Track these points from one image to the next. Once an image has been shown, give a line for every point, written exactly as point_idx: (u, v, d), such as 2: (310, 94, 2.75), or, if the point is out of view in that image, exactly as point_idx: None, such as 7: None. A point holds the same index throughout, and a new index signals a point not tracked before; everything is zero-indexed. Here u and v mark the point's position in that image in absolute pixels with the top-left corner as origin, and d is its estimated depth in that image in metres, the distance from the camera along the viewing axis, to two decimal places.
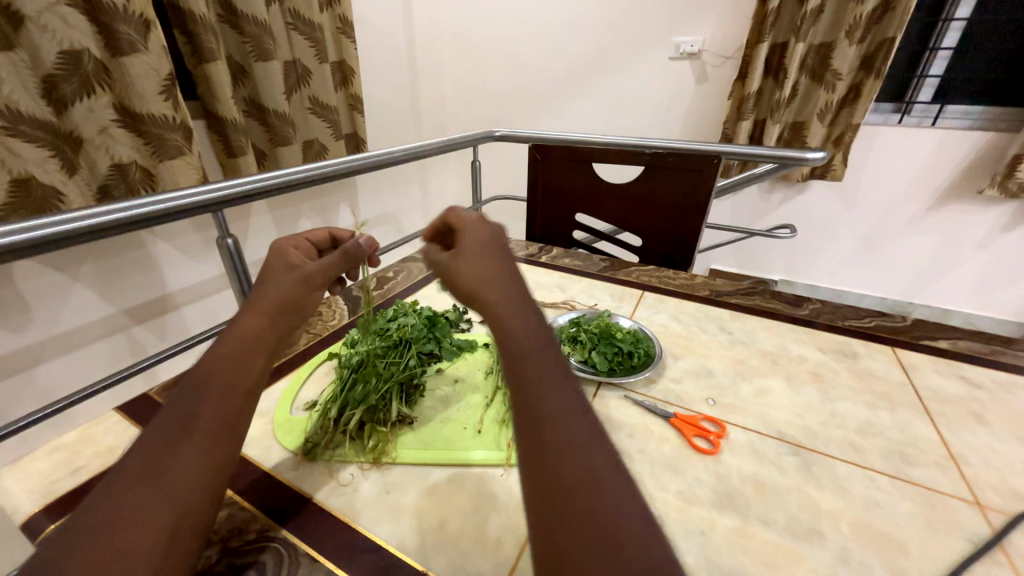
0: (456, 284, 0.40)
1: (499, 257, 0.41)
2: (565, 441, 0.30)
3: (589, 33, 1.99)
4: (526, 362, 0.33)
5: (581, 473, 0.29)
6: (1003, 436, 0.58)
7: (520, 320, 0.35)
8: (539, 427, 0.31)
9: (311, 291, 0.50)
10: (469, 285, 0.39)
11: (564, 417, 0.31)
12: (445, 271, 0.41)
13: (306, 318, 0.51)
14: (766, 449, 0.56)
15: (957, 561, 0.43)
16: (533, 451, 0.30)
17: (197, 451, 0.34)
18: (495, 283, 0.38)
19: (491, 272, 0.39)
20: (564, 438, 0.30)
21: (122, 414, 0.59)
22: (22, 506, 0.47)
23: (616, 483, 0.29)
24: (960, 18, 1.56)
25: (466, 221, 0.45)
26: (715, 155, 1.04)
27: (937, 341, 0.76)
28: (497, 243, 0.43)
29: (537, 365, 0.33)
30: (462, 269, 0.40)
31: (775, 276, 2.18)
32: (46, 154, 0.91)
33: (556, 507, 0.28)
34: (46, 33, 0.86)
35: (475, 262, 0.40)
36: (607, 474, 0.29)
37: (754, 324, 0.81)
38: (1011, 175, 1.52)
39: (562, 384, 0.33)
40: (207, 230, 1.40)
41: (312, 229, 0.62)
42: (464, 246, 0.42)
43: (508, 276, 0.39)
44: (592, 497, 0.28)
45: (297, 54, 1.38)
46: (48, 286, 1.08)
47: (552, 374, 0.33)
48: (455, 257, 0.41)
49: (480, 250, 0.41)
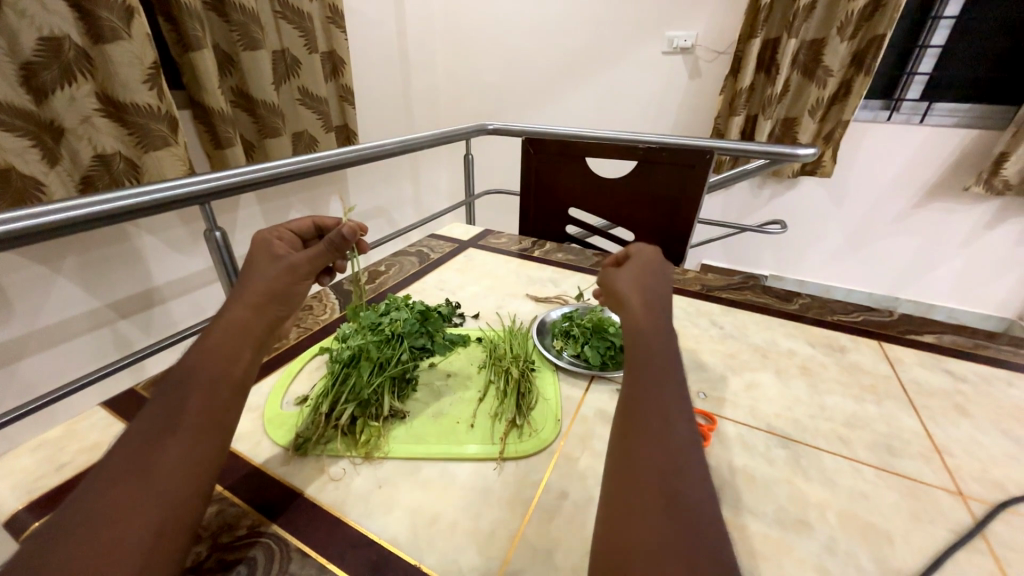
0: (613, 292, 0.51)
1: (658, 285, 0.50)
2: (648, 439, 0.35)
3: (583, 26, 1.98)
4: (643, 368, 0.40)
5: (664, 474, 0.33)
6: (985, 428, 0.60)
7: (652, 326, 0.44)
8: (637, 425, 0.36)
9: (297, 282, 0.49)
10: (619, 291, 0.50)
11: (660, 424, 0.36)
12: (607, 280, 0.53)
13: (293, 309, 0.50)
14: (755, 441, 0.56)
15: (941, 550, 0.44)
16: (624, 442, 0.36)
17: (184, 445, 0.34)
18: (641, 295, 0.48)
19: (642, 288, 0.49)
20: (644, 434, 0.35)
21: (109, 409, 0.58)
22: (4, 503, 0.46)
23: (694, 483, 0.32)
24: (949, 16, 1.57)
25: (640, 252, 0.56)
26: (708, 150, 1.04)
27: (922, 335, 0.78)
28: (660, 274, 0.52)
29: (648, 375, 0.40)
30: (621, 283, 0.50)
31: (765, 271, 2.20)
32: (26, 143, 0.89)
33: (626, 495, 0.32)
34: (25, 19, 0.83)
35: (634, 280, 0.50)
36: (688, 472, 0.33)
37: (745, 318, 0.82)
38: (996, 172, 1.55)
39: (667, 391, 0.38)
40: (194, 222, 1.37)
41: (295, 219, 0.60)
42: (633, 270, 0.52)
43: (657, 298, 0.48)
44: (668, 495, 0.31)
45: (285, 43, 1.35)
46: (30, 280, 1.05)
47: (649, 383, 0.39)
48: (617, 272, 0.53)
49: (643, 273, 0.51)
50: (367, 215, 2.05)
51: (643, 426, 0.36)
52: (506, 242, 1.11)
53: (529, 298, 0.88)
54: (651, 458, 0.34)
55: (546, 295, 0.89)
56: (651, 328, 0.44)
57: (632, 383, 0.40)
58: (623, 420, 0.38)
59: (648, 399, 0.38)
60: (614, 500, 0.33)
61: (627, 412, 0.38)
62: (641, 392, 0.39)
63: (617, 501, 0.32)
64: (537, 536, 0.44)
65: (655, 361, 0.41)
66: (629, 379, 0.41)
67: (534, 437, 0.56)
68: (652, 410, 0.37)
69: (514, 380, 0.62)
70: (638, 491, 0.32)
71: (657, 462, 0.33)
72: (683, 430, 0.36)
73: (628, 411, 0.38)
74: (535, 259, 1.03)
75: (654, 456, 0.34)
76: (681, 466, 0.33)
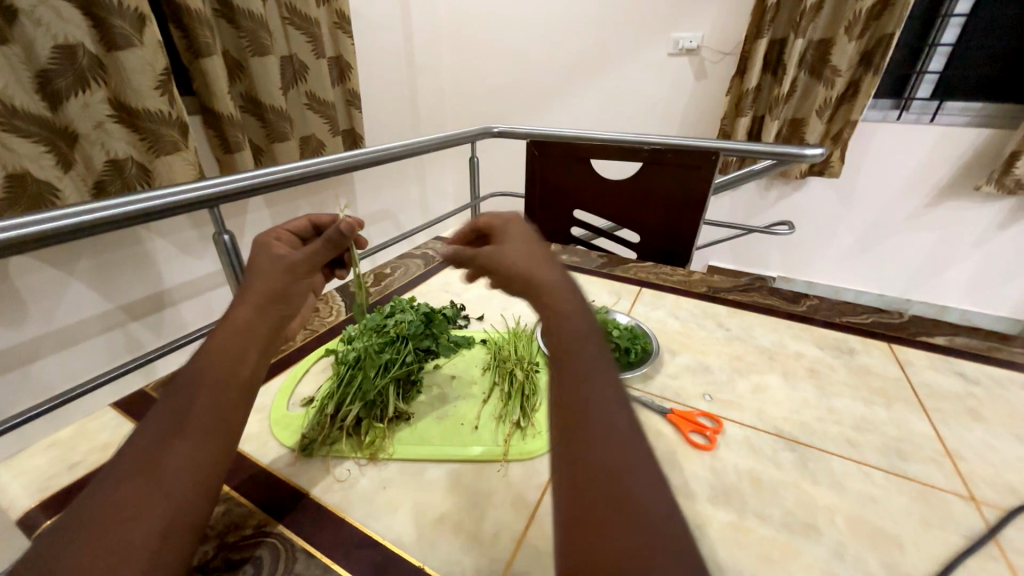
0: (507, 273, 0.43)
1: (537, 247, 0.45)
2: (602, 432, 0.30)
3: (587, 30, 1.98)
4: (571, 346, 0.35)
5: (622, 472, 0.29)
6: (998, 432, 0.59)
7: (564, 308, 0.38)
8: (582, 417, 0.31)
9: (296, 280, 0.50)
10: (514, 265, 0.42)
11: (606, 412, 0.32)
12: (493, 259, 0.45)
13: (294, 306, 0.51)
14: (763, 445, 0.56)
15: (951, 556, 0.44)
16: (571, 437, 0.31)
17: (193, 444, 0.35)
18: (536, 268, 0.41)
19: (534, 257, 0.43)
20: (592, 428, 0.31)
21: (119, 409, 0.59)
22: (18, 501, 0.47)
23: (651, 474, 0.29)
24: (959, 14, 1.55)
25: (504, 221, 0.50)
26: (713, 151, 1.04)
27: (932, 338, 0.76)
28: (536, 238, 0.47)
29: (577, 353, 0.35)
30: (507, 255, 0.44)
31: (773, 272, 2.18)
32: (41, 149, 0.91)
33: (593, 508, 0.27)
34: (40, 27, 0.85)
35: (517, 247, 0.44)
36: (643, 464, 0.30)
37: (752, 320, 0.81)
38: (1008, 171, 1.52)
39: (603, 373, 0.34)
40: (205, 226, 1.39)
41: (291, 219, 0.60)
42: (511, 239, 0.46)
43: (549, 265, 0.42)
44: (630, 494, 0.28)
45: (293, 49, 1.37)
46: (45, 282, 1.07)
47: (584, 361, 0.34)
48: (502, 246, 0.45)
49: (520, 239, 0.46)
50: (374, 218, 2.06)
51: (581, 417, 0.31)
52: None
53: None
54: (608, 452, 0.30)
55: None
56: (567, 303, 0.38)
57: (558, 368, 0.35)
58: (560, 414, 0.32)
59: (581, 384, 0.33)
60: (578, 514, 0.28)
61: (563, 402, 0.33)
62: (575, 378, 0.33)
63: (575, 514, 0.28)
64: (542, 539, 0.44)
65: (583, 334, 0.36)
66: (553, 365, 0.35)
67: (538, 439, 0.56)
68: (593, 396, 0.32)
69: (519, 382, 0.62)
70: (603, 498, 0.28)
71: (614, 457, 0.29)
72: (625, 416, 0.32)
73: (569, 401, 0.32)
74: None
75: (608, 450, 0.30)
76: (637, 455, 0.30)
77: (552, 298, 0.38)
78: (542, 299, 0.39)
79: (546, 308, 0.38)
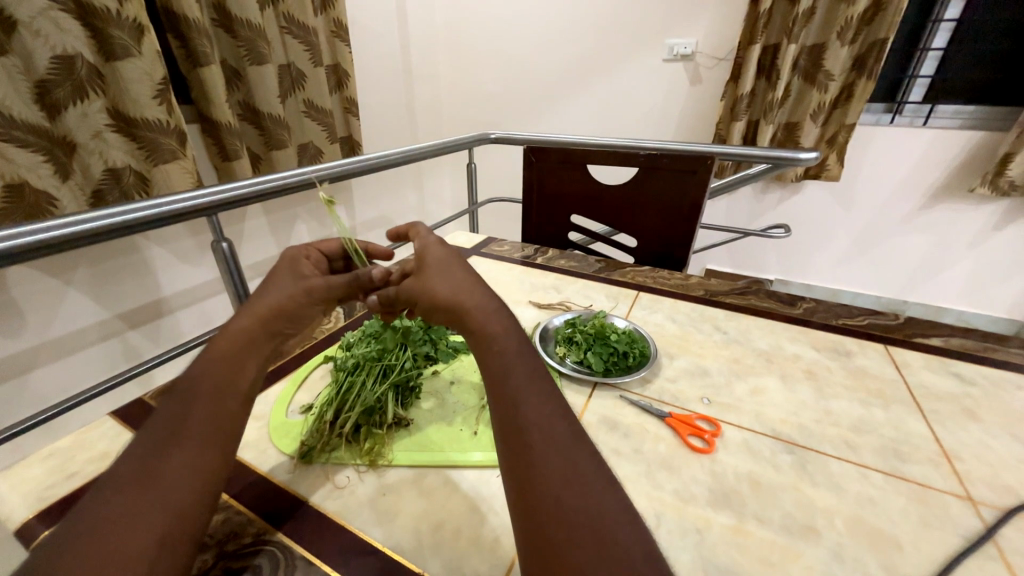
0: (437, 303, 0.46)
1: (458, 269, 0.49)
2: (546, 446, 0.35)
3: (583, 36, 2.00)
4: (511, 371, 0.40)
5: (568, 483, 0.33)
6: (995, 432, 0.59)
7: (488, 346, 0.42)
8: (526, 435, 0.36)
9: (310, 304, 0.49)
10: (442, 296, 0.46)
11: (548, 427, 0.36)
12: (421, 291, 0.48)
13: (302, 327, 0.49)
14: (761, 447, 0.56)
15: (950, 557, 0.44)
16: (519, 458, 0.35)
17: (187, 454, 0.34)
18: (464, 294, 0.45)
19: (460, 284, 0.46)
20: (540, 445, 0.35)
21: (117, 418, 0.59)
22: (15, 512, 0.47)
23: (596, 478, 0.34)
24: (949, 19, 1.57)
25: (427, 245, 0.54)
26: (708, 156, 1.05)
27: (928, 339, 0.77)
28: (456, 261, 0.51)
29: (514, 376, 0.39)
30: (434, 285, 0.47)
31: (770, 276, 2.19)
32: (39, 159, 0.91)
33: (544, 517, 0.32)
34: (39, 38, 0.85)
35: (438, 278, 0.48)
36: (588, 472, 0.34)
37: (749, 323, 0.82)
38: (1001, 173, 1.54)
39: (542, 392, 0.39)
40: (202, 234, 1.39)
41: (325, 241, 0.63)
42: (431, 268, 0.50)
43: (464, 286, 0.46)
44: (578, 500, 0.32)
45: (291, 58, 1.38)
46: (41, 291, 1.07)
47: (523, 383, 0.39)
48: (428, 278, 0.48)
49: (439, 267, 0.49)
50: (370, 225, 2.06)
51: (522, 436, 0.36)
52: (509, 249, 1.11)
53: (533, 305, 0.88)
54: (554, 466, 0.34)
55: (549, 301, 0.90)
56: (499, 329, 0.43)
57: (497, 395, 0.40)
58: (504, 437, 0.37)
59: (521, 405, 0.38)
60: (533, 523, 0.32)
61: (507, 424, 0.37)
62: (516, 401, 0.38)
63: (533, 526, 0.32)
64: None
65: (519, 356, 0.41)
66: (495, 392, 0.40)
67: None
68: (532, 415, 0.37)
69: None
70: (554, 504, 0.32)
71: (561, 469, 0.34)
72: (563, 427, 0.37)
73: (511, 425, 0.37)
74: (538, 266, 1.03)
75: (556, 463, 0.34)
76: (582, 463, 0.35)
77: (481, 324, 0.43)
78: (474, 327, 0.43)
79: (475, 337, 0.43)
